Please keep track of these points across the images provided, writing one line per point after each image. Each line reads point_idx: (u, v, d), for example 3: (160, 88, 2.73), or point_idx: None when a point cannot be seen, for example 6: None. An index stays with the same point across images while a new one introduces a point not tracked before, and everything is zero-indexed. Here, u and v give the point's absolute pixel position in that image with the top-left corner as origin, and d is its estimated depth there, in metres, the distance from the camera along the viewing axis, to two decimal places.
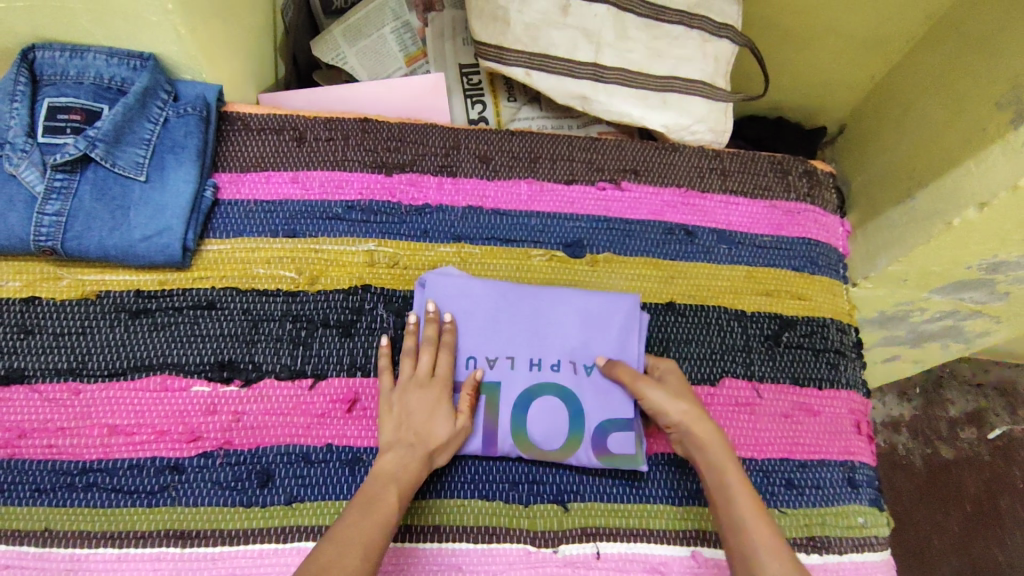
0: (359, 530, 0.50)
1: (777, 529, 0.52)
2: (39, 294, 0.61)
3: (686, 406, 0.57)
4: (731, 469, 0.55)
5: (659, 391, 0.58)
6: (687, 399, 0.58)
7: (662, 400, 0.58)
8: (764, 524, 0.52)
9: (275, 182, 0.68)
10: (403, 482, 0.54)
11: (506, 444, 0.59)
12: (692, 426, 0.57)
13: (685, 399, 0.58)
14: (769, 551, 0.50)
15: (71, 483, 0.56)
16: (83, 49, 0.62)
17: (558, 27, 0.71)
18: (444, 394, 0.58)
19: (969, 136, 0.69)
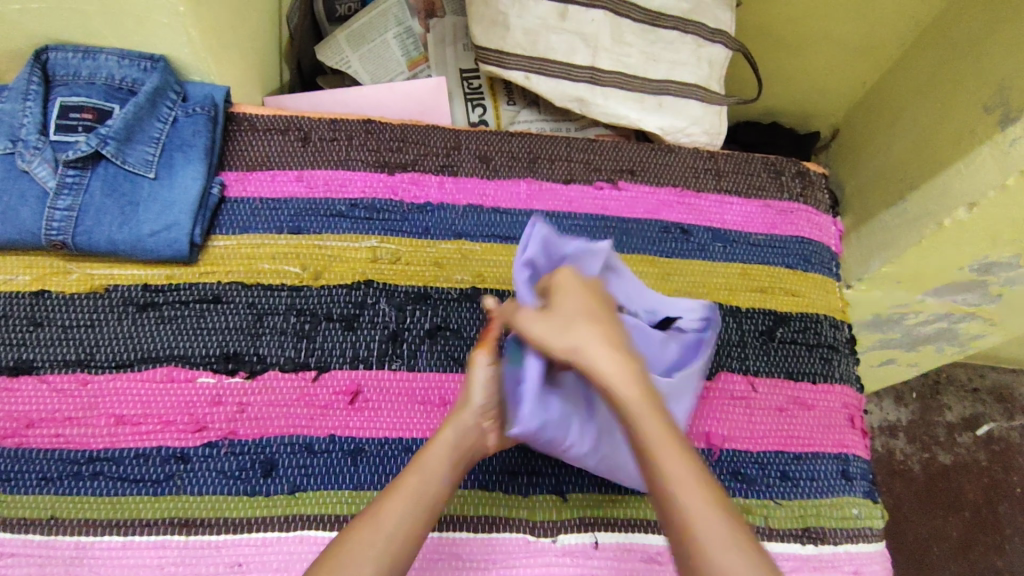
0: (383, 520, 0.45)
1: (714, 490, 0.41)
2: (49, 288, 0.63)
3: (583, 338, 0.47)
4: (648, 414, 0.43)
5: (576, 328, 0.48)
6: (582, 327, 0.48)
7: (549, 329, 0.48)
8: (701, 488, 0.41)
9: (280, 180, 0.69)
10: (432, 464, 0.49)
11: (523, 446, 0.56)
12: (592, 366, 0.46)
13: (580, 329, 0.48)
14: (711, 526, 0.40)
15: (78, 471, 0.57)
16: (95, 50, 0.64)
17: (556, 31, 0.73)
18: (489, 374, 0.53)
19: (958, 138, 0.71)
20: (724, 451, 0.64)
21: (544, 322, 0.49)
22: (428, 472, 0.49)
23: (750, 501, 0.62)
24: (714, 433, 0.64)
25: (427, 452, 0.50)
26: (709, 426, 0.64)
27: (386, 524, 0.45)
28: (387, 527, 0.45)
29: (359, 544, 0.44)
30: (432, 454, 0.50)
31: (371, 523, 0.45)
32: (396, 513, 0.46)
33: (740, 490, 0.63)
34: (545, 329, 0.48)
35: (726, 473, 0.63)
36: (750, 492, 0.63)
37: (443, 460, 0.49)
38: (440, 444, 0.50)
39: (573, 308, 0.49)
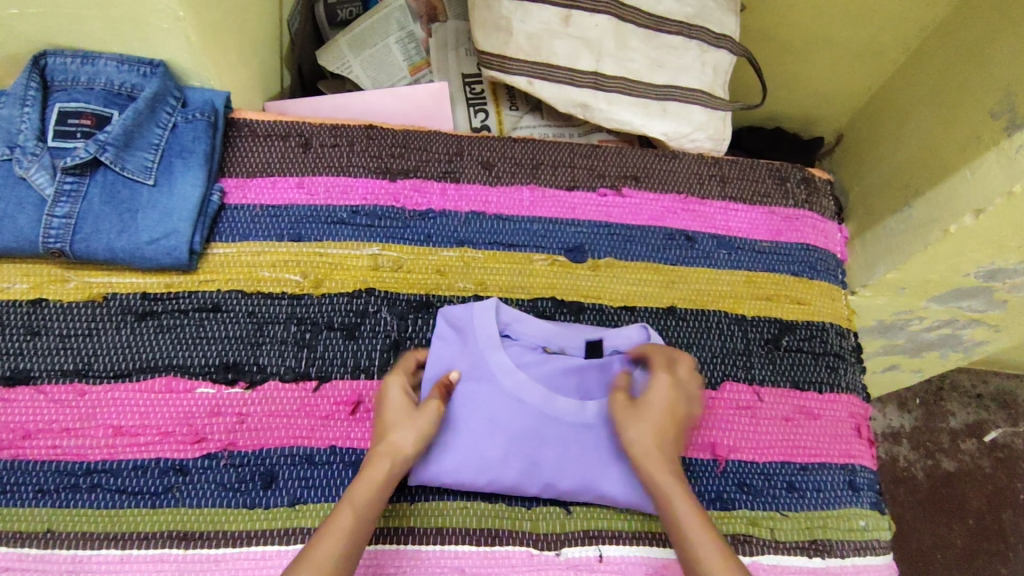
0: (319, 560, 0.47)
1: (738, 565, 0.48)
2: (46, 296, 0.62)
3: (638, 434, 0.54)
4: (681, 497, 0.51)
5: (629, 423, 0.54)
6: (647, 428, 0.54)
7: (623, 424, 0.55)
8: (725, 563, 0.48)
9: (280, 187, 0.68)
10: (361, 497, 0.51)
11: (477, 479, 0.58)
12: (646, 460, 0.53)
13: (645, 427, 0.54)
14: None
15: (75, 484, 0.57)
16: (93, 55, 0.63)
17: (560, 37, 0.72)
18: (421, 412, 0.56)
19: (964, 144, 0.70)
20: (730, 462, 0.63)
21: (619, 418, 0.55)
22: (362, 508, 0.50)
23: (756, 513, 0.62)
24: (720, 444, 0.63)
25: (357, 487, 0.51)
26: (715, 437, 0.64)
27: (324, 562, 0.47)
28: (325, 566, 0.46)
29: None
30: (361, 491, 0.51)
31: (310, 563, 0.46)
32: (334, 552, 0.47)
33: (746, 502, 0.62)
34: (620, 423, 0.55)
35: (732, 484, 0.62)
36: (757, 504, 0.62)
37: (374, 495, 0.51)
38: (367, 480, 0.51)
39: (652, 413, 0.54)
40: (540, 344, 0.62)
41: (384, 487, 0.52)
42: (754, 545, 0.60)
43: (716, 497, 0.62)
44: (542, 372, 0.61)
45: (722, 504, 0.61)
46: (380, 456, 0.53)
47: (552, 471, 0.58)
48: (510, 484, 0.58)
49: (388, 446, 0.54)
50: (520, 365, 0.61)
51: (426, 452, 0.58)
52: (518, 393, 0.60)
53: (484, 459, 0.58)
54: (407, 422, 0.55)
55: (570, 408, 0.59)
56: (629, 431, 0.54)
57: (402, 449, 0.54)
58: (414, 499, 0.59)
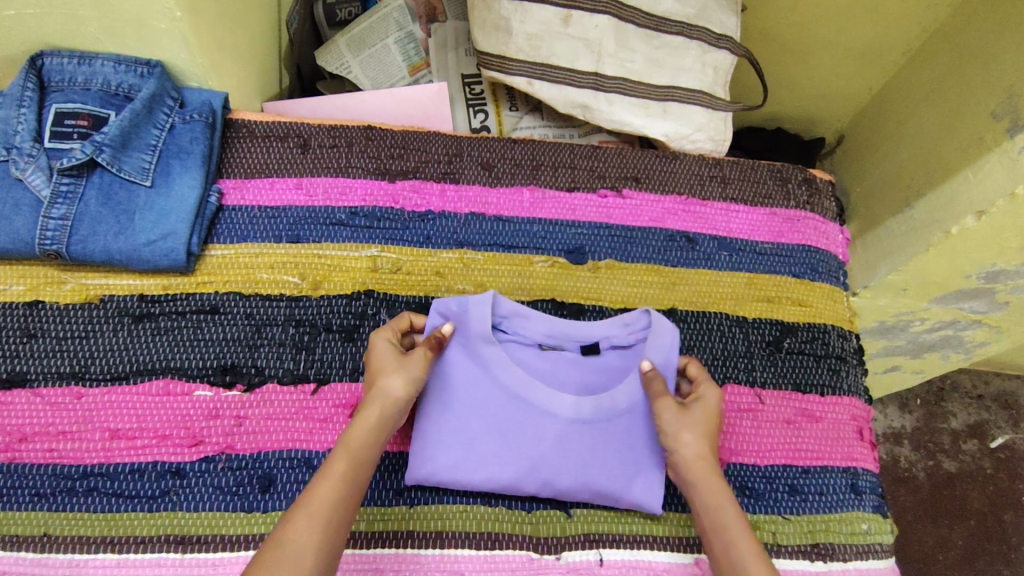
0: (317, 507, 0.47)
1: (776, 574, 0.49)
2: (43, 299, 0.62)
3: (692, 437, 0.55)
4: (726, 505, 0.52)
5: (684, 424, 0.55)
6: (699, 433, 0.55)
7: (673, 426, 0.55)
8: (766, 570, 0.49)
9: (278, 188, 0.68)
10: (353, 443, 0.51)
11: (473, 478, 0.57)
12: (697, 464, 0.54)
13: (697, 433, 0.55)
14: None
15: (72, 487, 0.56)
16: (90, 56, 0.62)
17: (560, 37, 0.71)
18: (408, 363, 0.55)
19: (967, 145, 0.70)
20: (731, 465, 0.63)
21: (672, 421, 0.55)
22: (358, 452, 0.51)
23: (758, 517, 0.61)
24: (721, 446, 0.63)
25: (351, 432, 0.52)
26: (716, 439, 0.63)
27: (322, 508, 0.47)
28: (321, 510, 0.47)
29: (302, 532, 0.46)
30: (356, 434, 0.52)
31: (308, 512, 0.47)
32: (331, 498, 0.48)
33: (748, 506, 0.61)
34: (673, 423, 0.55)
35: (733, 487, 0.62)
36: (758, 507, 0.62)
37: (369, 440, 0.52)
38: (362, 423, 0.52)
39: (700, 419, 0.56)
40: (537, 339, 0.62)
41: (377, 430, 0.52)
42: None
43: None
44: (539, 369, 0.61)
45: None
46: (373, 401, 0.53)
47: (551, 471, 0.58)
48: (508, 485, 0.58)
49: (380, 391, 0.53)
50: (516, 360, 0.61)
51: (423, 449, 0.58)
52: (516, 388, 0.59)
53: (482, 457, 0.58)
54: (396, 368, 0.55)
55: (567, 403, 0.59)
56: (682, 433, 0.55)
57: (393, 393, 0.53)
58: (413, 502, 0.58)
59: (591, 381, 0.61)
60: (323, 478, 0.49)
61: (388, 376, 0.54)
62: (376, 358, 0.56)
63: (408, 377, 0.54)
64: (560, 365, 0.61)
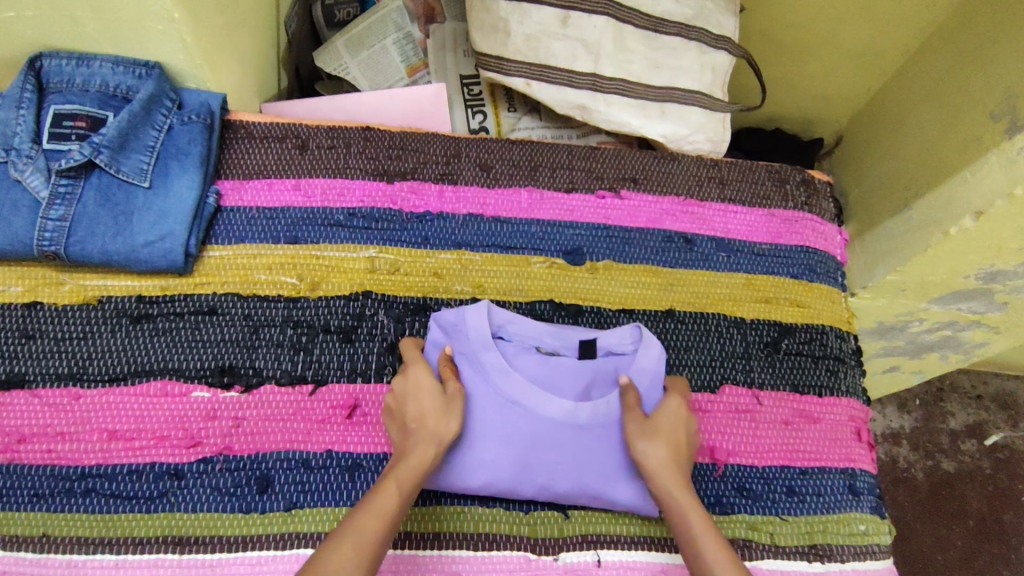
0: (363, 538, 0.47)
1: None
2: (41, 299, 0.62)
3: (653, 445, 0.54)
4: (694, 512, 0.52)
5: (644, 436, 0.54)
6: (661, 442, 0.54)
7: (634, 437, 0.55)
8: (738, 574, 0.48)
9: (277, 189, 0.68)
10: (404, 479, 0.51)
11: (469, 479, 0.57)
12: (660, 472, 0.53)
13: (659, 440, 0.54)
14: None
15: (69, 488, 0.56)
16: (88, 57, 0.62)
17: (558, 38, 0.71)
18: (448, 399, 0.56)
19: (965, 146, 0.70)
20: (729, 466, 0.63)
21: (633, 431, 0.55)
22: (406, 488, 0.51)
23: (756, 518, 0.61)
24: (719, 447, 0.63)
25: (402, 468, 0.52)
26: (714, 440, 0.63)
27: (370, 537, 0.47)
28: (369, 543, 0.47)
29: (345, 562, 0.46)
30: (408, 472, 0.52)
31: (355, 544, 0.47)
32: (378, 530, 0.48)
33: (746, 506, 0.62)
34: (635, 435, 0.55)
35: (731, 488, 0.62)
36: (756, 508, 0.62)
37: (418, 477, 0.52)
38: (415, 460, 0.52)
39: (662, 425, 0.55)
40: (533, 344, 0.62)
41: (427, 468, 0.53)
42: (753, 550, 0.60)
43: (715, 501, 0.61)
44: (536, 373, 0.60)
45: (721, 508, 0.61)
46: (423, 439, 0.53)
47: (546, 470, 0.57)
48: (503, 483, 0.57)
49: (432, 432, 0.54)
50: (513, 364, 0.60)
51: None
52: (513, 392, 0.58)
53: (477, 459, 0.57)
54: (445, 409, 0.55)
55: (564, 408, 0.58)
56: (645, 442, 0.54)
57: (443, 434, 0.54)
58: (410, 502, 0.58)
59: (589, 386, 0.60)
60: (372, 510, 0.49)
61: (437, 417, 0.54)
62: (419, 393, 0.56)
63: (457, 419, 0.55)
64: (558, 369, 0.60)
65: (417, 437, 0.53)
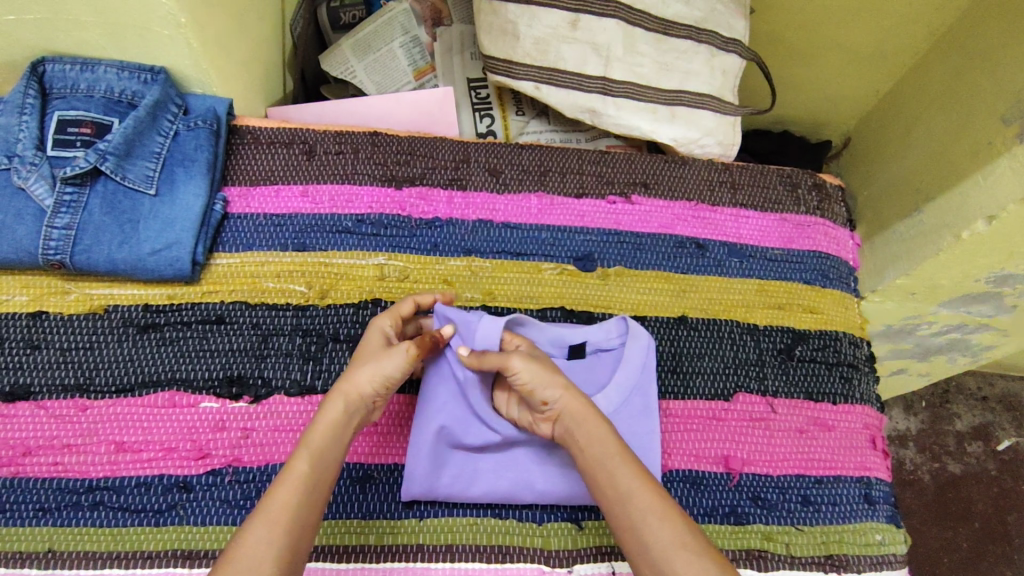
0: (278, 512, 0.46)
1: (664, 493, 0.48)
2: (47, 309, 0.61)
3: (560, 378, 0.53)
4: (609, 436, 0.51)
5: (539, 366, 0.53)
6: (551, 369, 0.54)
7: (536, 377, 0.53)
8: (656, 494, 0.48)
9: (284, 196, 0.67)
10: (316, 443, 0.50)
11: (473, 490, 0.58)
12: (573, 403, 0.53)
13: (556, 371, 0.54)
14: (664, 522, 0.46)
15: (77, 501, 0.56)
16: (93, 62, 0.62)
17: (567, 41, 0.70)
18: (386, 360, 0.53)
19: (977, 148, 0.69)
20: (744, 475, 0.62)
21: (535, 373, 0.53)
22: (320, 453, 0.49)
23: (771, 528, 0.61)
24: (733, 456, 0.63)
25: (313, 432, 0.50)
26: (728, 449, 0.63)
27: (281, 513, 0.46)
28: (284, 517, 0.46)
29: (258, 541, 0.44)
30: (318, 434, 0.50)
31: (268, 521, 0.45)
32: (291, 504, 0.46)
33: (761, 516, 0.61)
34: (535, 376, 0.53)
35: (746, 498, 0.61)
36: (771, 518, 0.61)
37: (331, 440, 0.50)
38: (326, 422, 0.51)
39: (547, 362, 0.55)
40: None
41: (341, 427, 0.51)
42: (769, 560, 0.59)
43: (730, 512, 0.61)
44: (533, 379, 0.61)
45: (736, 518, 0.60)
46: (337, 395, 0.52)
47: (547, 478, 0.58)
48: (506, 493, 0.58)
49: (346, 385, 0.52)
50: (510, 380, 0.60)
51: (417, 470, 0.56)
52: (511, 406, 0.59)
53: (477, 470, 0.58)
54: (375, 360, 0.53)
55: None
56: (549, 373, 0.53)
57: (358, 387, 0.52)
58: (423, 514, 0.58)
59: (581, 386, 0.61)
60: (282, 483, 0.47)
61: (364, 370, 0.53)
62: (367, 348, 0.55)
63: (376, 376, 0.52)
64: None
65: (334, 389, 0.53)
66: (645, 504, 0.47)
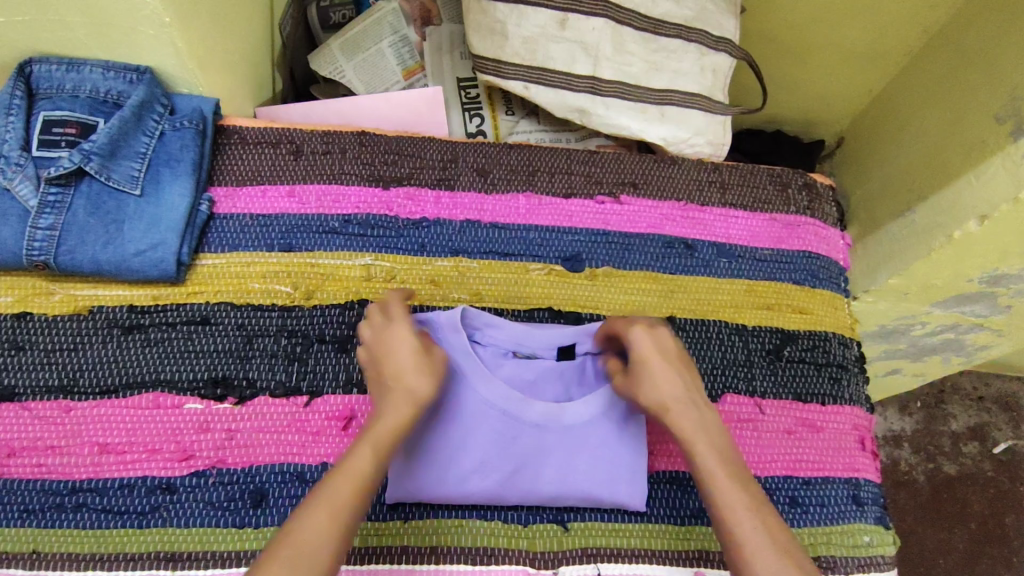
0: (339, 500, 0.46)
1: (761, 512, 0.47)
2: (31, 310, 0.61)
3: (661, 399, 0.51)
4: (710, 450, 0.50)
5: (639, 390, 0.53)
6: (654, 383, 0.52)
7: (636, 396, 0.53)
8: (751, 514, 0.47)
9: (271, 196, 0.67)
10: (382, 440, 0.49)
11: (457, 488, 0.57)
12: (675, 414, 0.51)
13: (654, 386, 0.52)
14: (756, 546, 0.45)
15: (60, 503, 0.55)
16: (79, 62, 0.61)
17: (556, 40, 0.70)
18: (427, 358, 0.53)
19: (968, 148, 0.68)
20: None
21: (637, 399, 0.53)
22: (382, 450, 0.49)
23: None
24: None
25: (377, 429, 0.50)
26: None
27: (342, 502, 0.46)
28: (346, 505, 0.45)
29: (317, 526, 0.44)
30: (383, 432, 0.49)
31: (329, 507, 0.45)
32: (353, 494, 0.46)
33: None
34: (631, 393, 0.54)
35: None
36: None
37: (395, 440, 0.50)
38: (391, 420, 0.50)
39: (651, 371, 0.52)
40: (509, 349, 0.61)
41: (405, 428, 0.50)
42: None
43: None
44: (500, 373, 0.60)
45: None
46: (399, 399, 0.51)
47: (531, 477, 0.57)
48: (489, 493, 0.57)
49: (405, 389, 0.51)
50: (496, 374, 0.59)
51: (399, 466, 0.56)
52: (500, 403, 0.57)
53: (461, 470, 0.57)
54: (420, 365, 0.52)
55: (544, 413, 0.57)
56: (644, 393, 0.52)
57: (417, 390, 0.51)
58: (407, 516, 0.57)
59: (568, 386, 0.61)
60: (342, 471, 0.47)
61: (415, 374, 0.51)
62: (389, 351, 0.53)
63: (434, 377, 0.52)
64: (539, 376, 0.61)
65: (392, 395, 0.51)
66: (738, 525, 0.46)
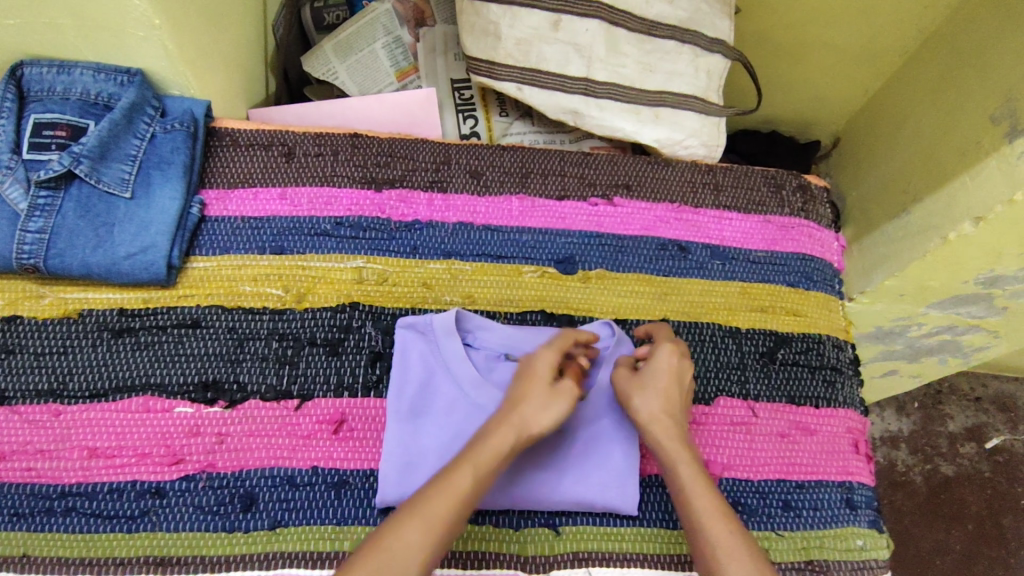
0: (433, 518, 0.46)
1: (736, 524, 0.49)
2: (21, 313, 0.61)
3: (654, 408, 0.55)
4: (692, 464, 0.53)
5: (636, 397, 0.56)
6: (650, 393, 0.56)
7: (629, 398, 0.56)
8: (729, 525, 0.49)
9: (263, 199, 0.67)
10: (482, 459, 0.50)
11: None
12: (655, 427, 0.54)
13: (647, 395, 0.56)
14: (731, 555, 0.47)
15: (49, 507, 0.55)
16: (69, 64, 0.61)
17: (549, 42, 0.70)
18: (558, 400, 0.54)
19: (963, 150, 0.68)
20: (725, 480, 0.62)
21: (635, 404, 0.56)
22: (482, 472, 0.49)
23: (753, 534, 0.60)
24: (714, 462, 0.62)
25: (482, 452, 0.50)
26: (709, 454, 0.62)
27: (436, 519, 0.46)
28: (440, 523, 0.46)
29: (412, 542, 0.45)
30: (483, 454, 0.50)
31: (423, 524, 0.46)
32: (449, 514, 0.46)
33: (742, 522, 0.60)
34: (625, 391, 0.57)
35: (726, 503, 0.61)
36: (753, 523, 0.60)
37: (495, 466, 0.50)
38: (493, 445, 0.50)
39: (653, 379, 0.56)
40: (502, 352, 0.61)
41: (505, 457, 0.51)
42: None
43: None
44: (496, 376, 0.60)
45: None
46: (508, 427, 0.52)
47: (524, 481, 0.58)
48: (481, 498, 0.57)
49: (523, 424, 0.52)
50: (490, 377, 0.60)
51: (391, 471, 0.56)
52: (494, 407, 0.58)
53: None
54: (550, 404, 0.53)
55: None
56: (640, 402, 0.55)
57: (532, 428, 0.52)
58: None
59: None
60: (440, 492, 0.47)
61: (540, 414, 0.53)
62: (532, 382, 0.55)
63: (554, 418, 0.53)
64: None
65: (506, 421, 0.52)
66: (715, 533, 0.49)
